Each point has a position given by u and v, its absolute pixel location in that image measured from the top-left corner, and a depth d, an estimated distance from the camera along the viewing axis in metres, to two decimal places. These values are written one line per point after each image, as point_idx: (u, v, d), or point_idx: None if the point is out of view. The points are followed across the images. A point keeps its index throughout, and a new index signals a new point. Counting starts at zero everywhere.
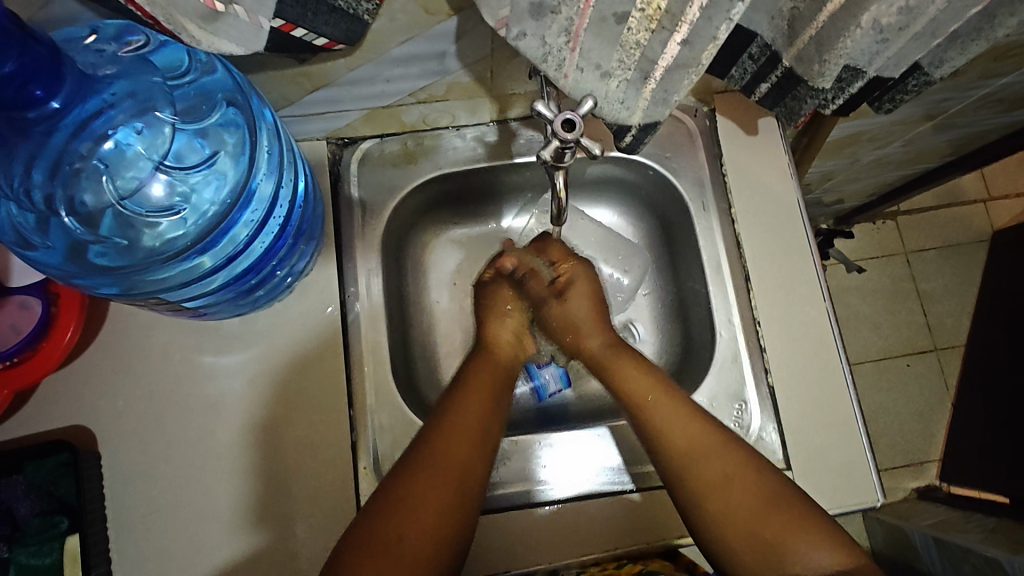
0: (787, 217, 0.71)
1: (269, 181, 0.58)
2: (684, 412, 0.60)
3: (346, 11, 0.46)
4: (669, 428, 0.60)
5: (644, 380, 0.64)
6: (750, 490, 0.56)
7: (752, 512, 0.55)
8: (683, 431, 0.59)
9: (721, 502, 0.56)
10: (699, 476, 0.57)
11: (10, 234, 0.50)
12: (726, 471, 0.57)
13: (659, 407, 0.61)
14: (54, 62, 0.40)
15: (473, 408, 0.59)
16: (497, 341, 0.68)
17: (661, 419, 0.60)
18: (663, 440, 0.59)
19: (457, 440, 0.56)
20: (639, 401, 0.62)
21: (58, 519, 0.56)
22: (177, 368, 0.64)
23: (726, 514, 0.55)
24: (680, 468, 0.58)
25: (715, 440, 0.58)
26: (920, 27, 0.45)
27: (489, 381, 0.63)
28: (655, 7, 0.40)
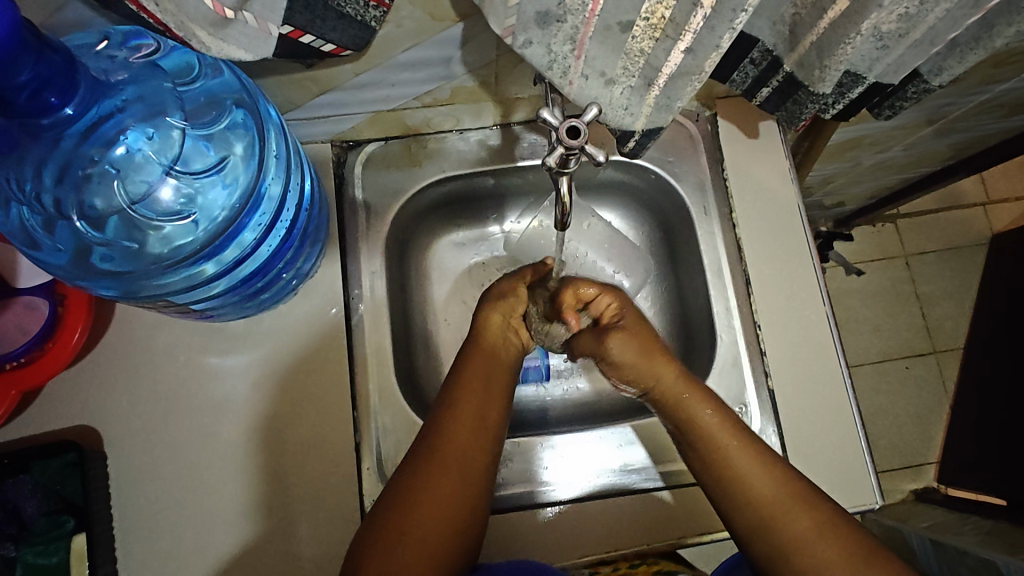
0: (788, 222, 0.72)
1: (278, 183, 0.58)
2: (764, 467, 0.55)
3: (355, 18, 0.47)
4: (748, 486, 0.55)
5: (715, 427, 0.58)
6: (840, 544, 0.51)
7: (827, 556, 0.50)
8: (769, 495, 0.54)
9: (804, 558, 0.51)
10: (787, 538, 0.52)
11: (18, 234, 0.52)
12: (818, 528, 0.52)
13: (740, 463, 0.56)
14: (69, 70, 0.40)
15: (456, 437, 0.56)
16: (473, 356, 0.63)
17: (742, 479, 0.55)
18: (744, 505, 0.55)
19: (436, 496, 0.53)
20: (724, 464, 0.56)
21: (65, 518, 0.57)
22: (183, 369, 0.64)
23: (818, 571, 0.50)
24: (756, 534, 0.54)
25: (797, 500, 0.53)
26: (919, 34, 0.46)
27: (473, 397, 0.59)
28: (659, 16, 0.41)
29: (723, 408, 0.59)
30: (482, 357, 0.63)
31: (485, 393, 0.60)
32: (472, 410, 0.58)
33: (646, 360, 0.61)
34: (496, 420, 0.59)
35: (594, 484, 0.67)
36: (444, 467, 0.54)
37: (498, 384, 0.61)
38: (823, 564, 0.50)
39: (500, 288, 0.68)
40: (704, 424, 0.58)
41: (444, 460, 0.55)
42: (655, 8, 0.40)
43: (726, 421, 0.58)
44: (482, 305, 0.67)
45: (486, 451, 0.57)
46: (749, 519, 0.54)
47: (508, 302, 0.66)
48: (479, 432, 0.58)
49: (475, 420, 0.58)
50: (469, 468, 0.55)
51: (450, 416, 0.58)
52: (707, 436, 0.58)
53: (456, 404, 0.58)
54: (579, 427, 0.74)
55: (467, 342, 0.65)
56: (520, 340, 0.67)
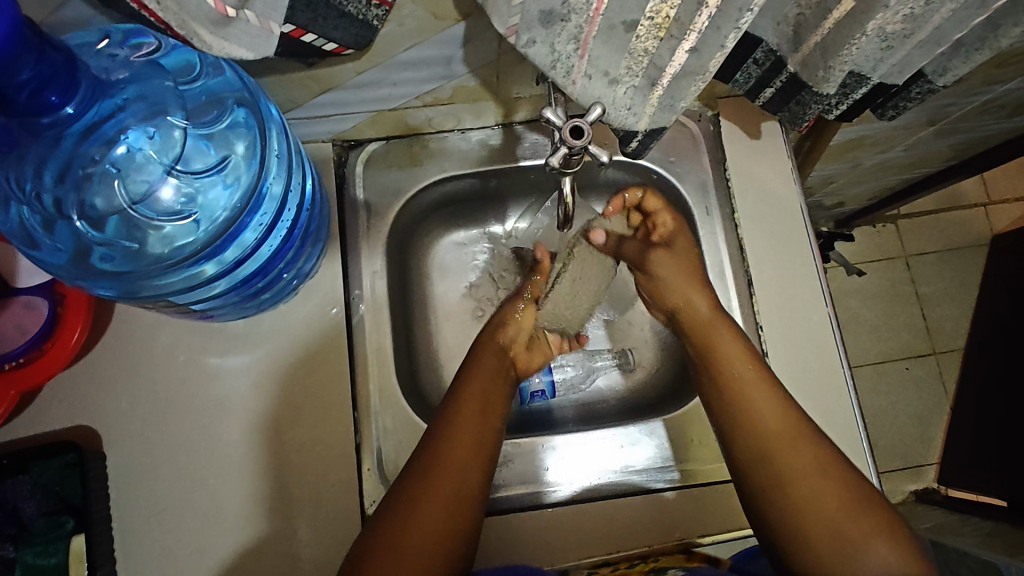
0: (790, 223, 0.71)
1: (279, 182, 0.58)
2: (775, 404, 0.58)
3: (357, 16, 0.46)
4: (755, 420, 0.58)
5: (737, 359, 0.61)
6: (834, 486, 0.53)
7: (830, 497, 0.53)
8: (773, 434, 0.57)
9: (804, 491, 0.53)
10: (786, 472, 0.55)
11: (17, 231, 0.51)
12: (818, 466, 0.54)
13: (756, 397, 0.59)
14: (70, 69, 0.40)
15: (456, 441, 0.56)
16: (480, 359, 0.64)
17: (751, 415, 0.58)
18: (747, 436, 0.57)
19: (447, 482, 0.54)
20: (738, 391, 0.59)
21: (64, 519, 0.56)
22: (183, 369, 0.64)
23: (810, 505, 0.53)
24: (755, 464, 0.56)
25: (803, 439, 0.56)
26: (924, 35, 0.46)
27: (473, 407, 0.59)
28: (664, 16, 0.40)
29: (744, 340, 0.63)
30: (488, 362, 0.64)
31: (484, 407, 0.60)
32: (473, 415, 0.58)
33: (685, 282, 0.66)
34: (495, 430, 0.59)
35: (595, 485, 0.67)
36: (452, 457, 0.55)
37: (500, 387, 0.63)
38: (818, 501, 0.53)
39: (501, 315, 0.69)
40: (724, 351, 0.62)
41: (447, 458, 0.55)
42: (660, 7, 0.40)
43: (746, 352, 0.61)
44: (488, 329, 0.68)
45: (487, 457, 0.57)
46: (749, 451, 0.57)
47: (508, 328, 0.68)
48: (483, 435, 0.58)
49: (479, 415, 0.59)
50: (463, 481, 0.55)
51: (450, 422, 0.57)
52: (727, 365, 0.61)
53: (456, 408, 0.59)
54: (580, 428, 0.74)
55: (467, 357, 0.66)
56: (515, 368, 0.67)
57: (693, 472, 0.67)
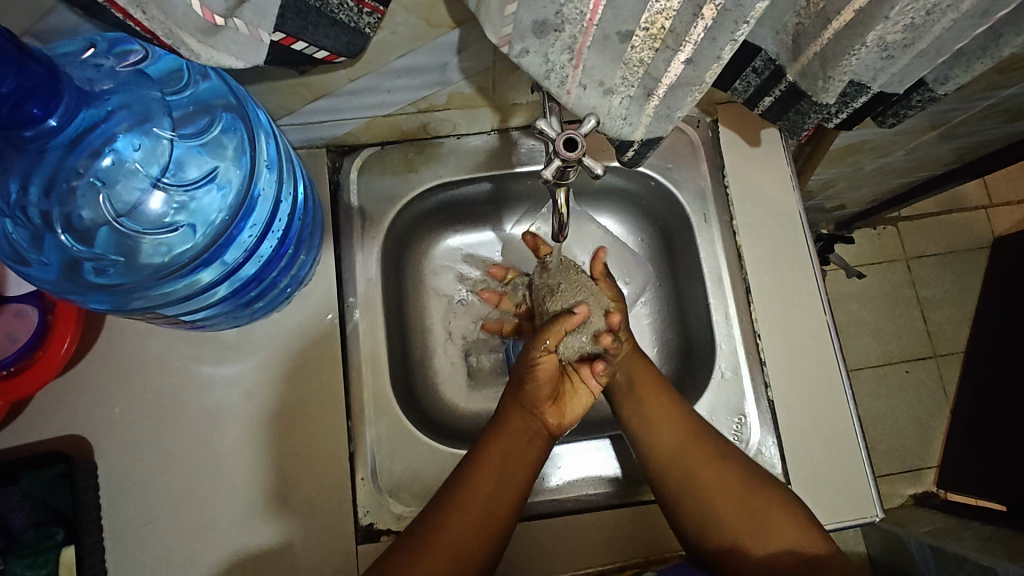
0: (790, 231, 0.71)
1: (272, 186, 0.58)
2: (666, 406, 0.63)
3: (348, 24, 0.46)
4: (653, 414, 0.63)
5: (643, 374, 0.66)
6: (729, 479, 0.59)
7: (735, 491, 0.59)
8: (667, 438, 0.62)
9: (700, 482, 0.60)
10: (690, 468, 0.60)
11: (5, 250, 0.50)
12: (713, 459, 0.60)
13: (642, 394, 0.65)
14: (52, 80, 0.39)
15: (468, 502, 0.56)
16: (509, 419, 0.61)
17: (648, 416, 0.63)
18: (651, 445, 0.62)
19: (469, 509, 0.56)
20: (635, 392, 0.65)
21: (54, 530, 0.56)
22: (174, 378, 0.63)
23: (715, 498, 0.59)
24: (663, 469, 0.61)
25: (692, 438, 0.62)
26: (925, 44, 0.45)
27: (491, 473, 0.58)
28: (659, 27, 0.39)
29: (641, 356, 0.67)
30: (512, 424, 0.61)
31: (506, 464, 0.58)
32: (492, 475, 0.58)
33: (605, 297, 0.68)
34: (516, 492, 0.58)
35: (592, 493, 0.67)
36: (477, 488, 0.57)
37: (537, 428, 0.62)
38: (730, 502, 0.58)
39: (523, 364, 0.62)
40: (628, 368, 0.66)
41: (456, 520, 0.55)
42: (655, 19, 0.39)
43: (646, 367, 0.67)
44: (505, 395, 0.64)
45: (503, 515, 0.57)
46: (657, 456, 0.62)
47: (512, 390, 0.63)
48: (497, 496, 0.57)
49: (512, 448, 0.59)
50: (470, 542, 0.55)
51: (465, 482, 0.57)
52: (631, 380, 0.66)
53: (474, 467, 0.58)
54: (576, 436, 0.73)
55: (494, 420, 0.62)
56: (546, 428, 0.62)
57: None
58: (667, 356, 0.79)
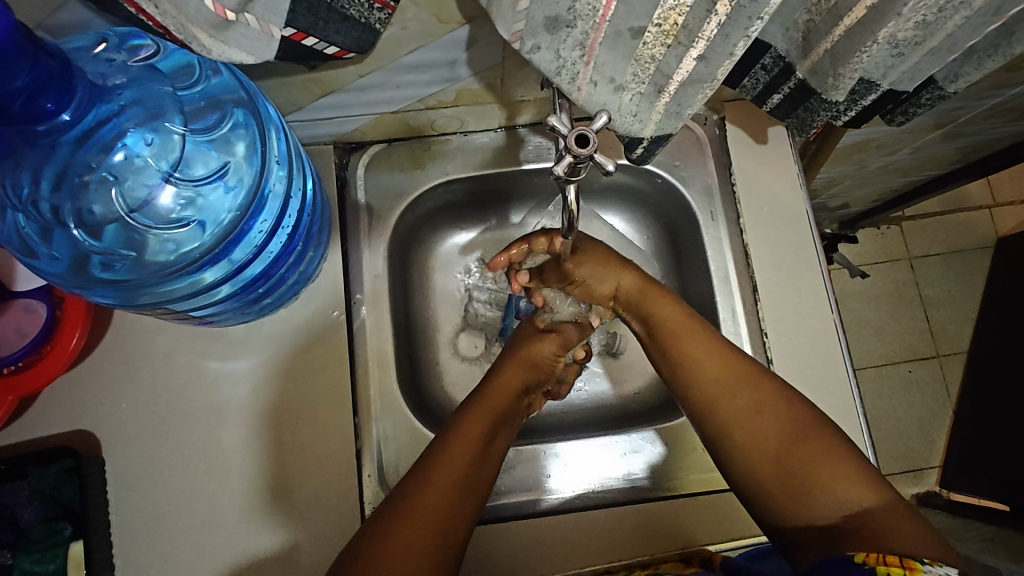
0: (797, 230, 0.71)
1: (281, 182, 0.58)
2: (713, 350, 0.60)
3: (359, 19, 0.45)
4: (693, 364, 0.60)
5: (674, 315, 0.63)
6: (773, 428, 0.55)
7: (781, 447, 0.54)
8: (713, 376, 0.59)
9: (750, 431, 0.56)
10: (725, 409, 0.58)
11: (14, 241, 0.51)
12: (755, 406, 0.57)
13: (684, 340, 0.61)
14: (65, 75, 0.39)
15: (440, 483, 0.54)
16: (489, 395, 0.63)
17: (686, 363, 0.60)
18: (691, 383, 0.60)
19: (448, 477, 0.55)
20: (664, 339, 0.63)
21: (62, 525, 0.56)
22: (182, 374, 0.63)
23: (754, 449, 0.55)
24: (705, 410, 0.59)
25: (740, 378, 0.58)
26: (937, 41, 0.45)
27: (466, 445, 0.57)
28: (671, 23, 0.39)
29: (678, 301, 0.64)
30: (493, 403, 0.62)
31: (483, 442, 0.58)
32: (465, 455, 0.57)
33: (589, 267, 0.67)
34: (488, 473, 0.58)
35: (595, 491, 0.67)
36: (454, 459, 0.56)
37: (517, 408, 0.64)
38: (778, 451, 0.54)
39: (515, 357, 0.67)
40: (662, 315, 0.63)
41: (426, 500, 0.53)
42: (667, 15, 0.39)
43: (680, 310, 0.63)
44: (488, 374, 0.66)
45: (478, 486, 0.56)
46: (698, 399, 0.59)
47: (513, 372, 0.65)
48: (472, 475, 0.56)
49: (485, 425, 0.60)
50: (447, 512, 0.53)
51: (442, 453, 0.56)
52: (668, 324, 0.63)
53: (446, 449, 0.57)
54: (581, 434, 0.73)
55: (468, 400, 0.63)
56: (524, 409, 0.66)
57: (693, 480, 0.67)
58: None
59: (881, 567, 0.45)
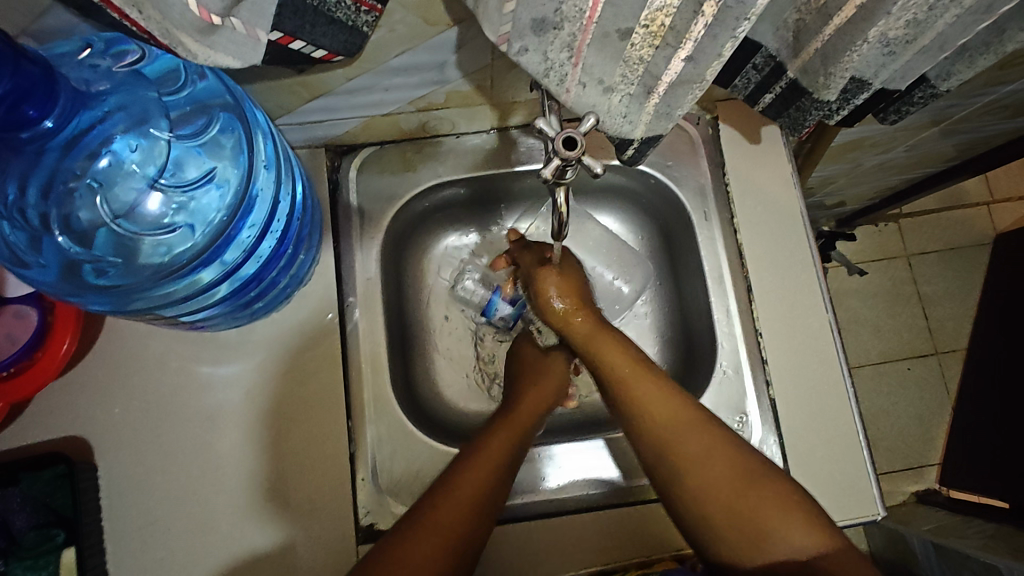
0: (791, 229, 0.70)
1: (270, 184, 0.57)
2: (661, 392, 0.58)
3: (346, 23, 0.45)
4: (644, 411, 0.58)
5: (622, 361, 0.61)
6: (727, 474, 0.53)
7: (730, 494, 0.52)
8: (662, 422, 0.56)
9: (700, 479, 0.53)
10: (674, 453, 0.55)
11: (3, 252, 0.49)
12: (704, 452, 0.54)
13: (629, 383, 0.59)
14: (48, 81, 0.38)
15: (463, 494, 0.54)
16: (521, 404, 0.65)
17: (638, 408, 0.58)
18: (642, 430, 0.57)
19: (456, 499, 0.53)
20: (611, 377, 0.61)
21: (55, 532, 0.56)
22: (174, 378, 0.63)
23: (707, 495, 0.52)
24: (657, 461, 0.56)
25: (697, 420, 0.56)
26: (928, 40, 0.45)
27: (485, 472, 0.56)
28: (659, 24, 0.39)
29: (627, 345, 0.63)
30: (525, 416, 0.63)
31: (518, 446, 0.60)
32: (496, 458, 0.57)
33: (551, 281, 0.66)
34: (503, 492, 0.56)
35: (590, 493, 0.66)
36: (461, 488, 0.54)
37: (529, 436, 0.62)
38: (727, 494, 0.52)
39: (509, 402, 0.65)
40: (609, 359, 0.61)
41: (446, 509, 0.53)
42: (654, 16, 0.38)
43: (630, 354, 0.61)
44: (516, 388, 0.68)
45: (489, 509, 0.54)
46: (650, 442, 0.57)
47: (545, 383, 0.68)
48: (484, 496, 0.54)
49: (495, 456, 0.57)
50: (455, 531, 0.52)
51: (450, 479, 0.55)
52: (615, 371, 0.60)
53: (465, 465, 0.56)
54: (576, 435, 0.73)
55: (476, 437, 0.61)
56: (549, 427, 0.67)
57: None
58: (668, 354, 0.79)
59: None
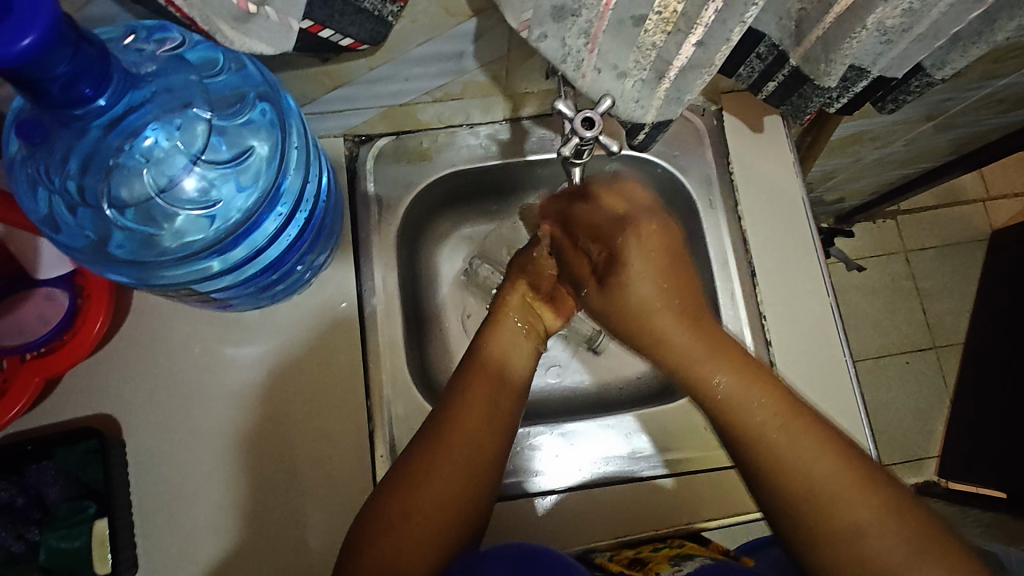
0: (793, 216, 0.73)
1: (297, 177, 0.60)
2: (804, 451, 0.51)
3: (371, 13, 0.47)
4: (783, 478, 0.51)
5: (754, 415, 0.54)
6: (873, 541, 0.48)
7: (886, 555, 0.47)
8: (818, 489, 0.50)
9: (850, 546, 0.48)
10: (818, 523, 0.50)
11: (42, 212, 0.53)
12: (860, 519, 0.48)
13: (769, 449, 0.52)
14: (102, 62, 0.41)
15: (438, 481, 0.54)
16: (474, 379, 0.60)
17: (778, 482, 0.52)
18: (783, 499, 0.51)
19: (441, 483, 0.54)
20: (749, 443, 0.54)
21: (87, 504, 0.58)
22: (199, 358, 0.66)
23: (855, 563, 0.47)
24: (791, 532, 0.51)
25: (848, 484, 0.50)
26: (923, 29, 0.47)
27: (457, 453, 0.55)
28: (671, 11, 0.42)
29: (757, 382, 0.55)
30: (482, 382, 0.59)
31: (488, 413, 0.58)
32: (465, 443, 0.56)
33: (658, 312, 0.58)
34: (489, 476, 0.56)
35: (603, 470, 0.68)
36: (447, 471, 0.54)
37: (503, 399, 0.59)
38: (870, 550, 0.47)
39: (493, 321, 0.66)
40: (736, 406, 0.54)
41: (429, 499, 0.53)
42: (667, 3, 0.41)
43: (762, 400, 0.54)
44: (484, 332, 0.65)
45: (479, 484, 0.55)
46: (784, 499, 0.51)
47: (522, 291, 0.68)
48: (465, 477, 0.54)
49: (473, 432, 0.56)
50: (449, 519, 0.53)
51: (434, 457, 0.55)
52: (746, 427, 0.54)
53: (446, 437, 0.56)
54: (585, 415, 0.75)
55: (451, 390, 0.60)
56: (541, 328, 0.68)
57: (688, 460, 0.68)
58: None
59: None
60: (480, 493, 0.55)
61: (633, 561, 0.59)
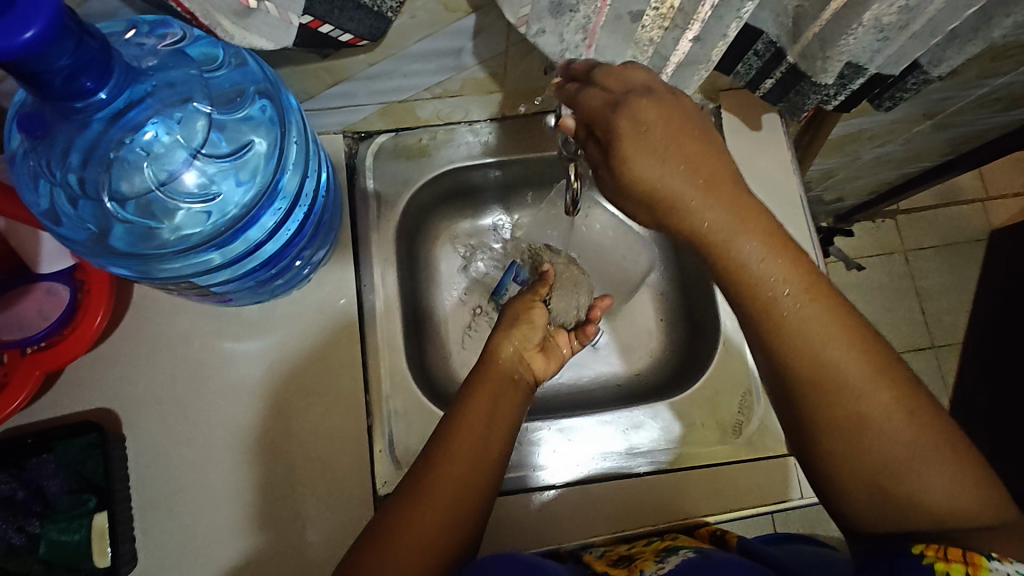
0: (790, 214, 0.74)
1: (296, 174, 0.60)
2: (828, 327, 0.45)
3: (371, 8, 0.48)
4: (800, 350, 0.45)
5: (774, 280, 0.46)
6: (892, 442, 0.44)
7: (901, 457, 0.44)
8: (843, 376, 0.45)
9: (870, 445, 0.45)
10: (835, 414, 0.45)
11: (43, 206, 0.53)
12: (884, 413, 0.44)
13: (792, 324, 0.45)
14: (104, 56, 0.41)
15: (439, 492, 0.50)
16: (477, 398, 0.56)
17: (796, 354, 0.46)
18: (796, 379, 0.46)
19: (445, 494, 0.50)
20: (771, 320, 0.46)
21: (87, 497, 0.58)
22: (199, 352, 0.66)
23: (869, 468, 0.45)
24: (803, 417, 0.47)
25: (872, 373, 0.45)
26: (919, 26, 0.47)
27: (460, 465, 0.51)
28: (668, 6, 0.43)
29: (781, 242, 0.46)
30: (484, 398, 0.56)
31: (492, 421, 0.55)
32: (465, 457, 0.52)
33: (667, 165, 0.45)
34: (492, 475, 0.53)
35: (600, 464, 0.68)
36: (444, 482, 0.50)
37: (505, 408, 0.56)
38: (871, 440, 0.45)
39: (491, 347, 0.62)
40: (754, 273, 0.46)
41: (427, 511, 0.49)
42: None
43: (785, 263, 0.45)
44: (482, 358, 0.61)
45: (480, 484, 0.52)
46: (799, 393, 0.47)
47: (521, 332, 0.64)
48: (465, 485, 0.51)
49: (475, 442, 0.53)
50: (449, 527, 0.49)
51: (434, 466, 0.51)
52: (762, 294, 0.46)
53: (445, 445, 0.52)
54: (584, 410, 0.75)
55: (451, 409, 0.56)
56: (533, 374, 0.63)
57: (684, 455, 0.69)
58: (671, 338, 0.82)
59: (942, 564, 0.41)
60: (481, 503, 0.51)
61: (622, 556, 0.58)
